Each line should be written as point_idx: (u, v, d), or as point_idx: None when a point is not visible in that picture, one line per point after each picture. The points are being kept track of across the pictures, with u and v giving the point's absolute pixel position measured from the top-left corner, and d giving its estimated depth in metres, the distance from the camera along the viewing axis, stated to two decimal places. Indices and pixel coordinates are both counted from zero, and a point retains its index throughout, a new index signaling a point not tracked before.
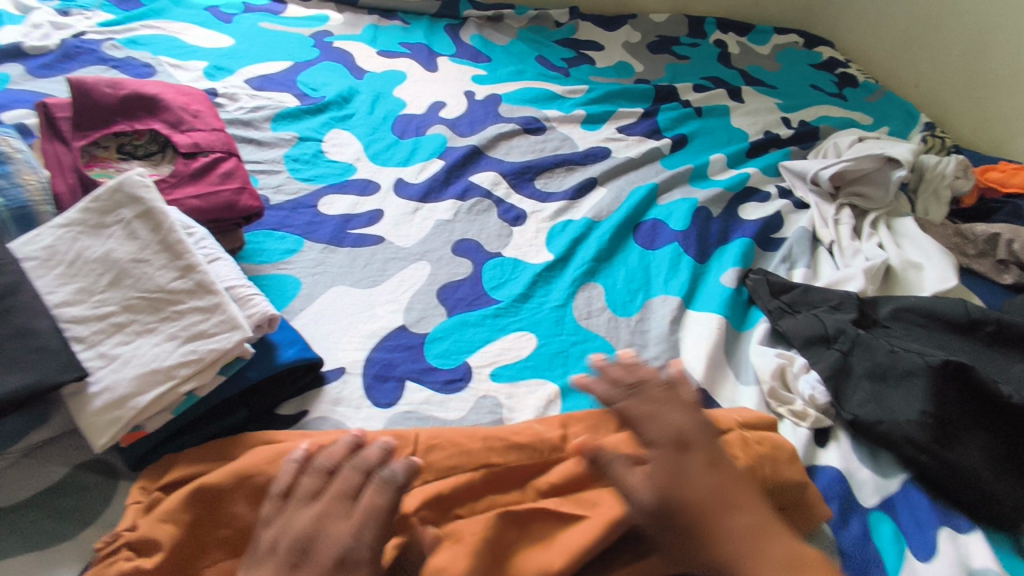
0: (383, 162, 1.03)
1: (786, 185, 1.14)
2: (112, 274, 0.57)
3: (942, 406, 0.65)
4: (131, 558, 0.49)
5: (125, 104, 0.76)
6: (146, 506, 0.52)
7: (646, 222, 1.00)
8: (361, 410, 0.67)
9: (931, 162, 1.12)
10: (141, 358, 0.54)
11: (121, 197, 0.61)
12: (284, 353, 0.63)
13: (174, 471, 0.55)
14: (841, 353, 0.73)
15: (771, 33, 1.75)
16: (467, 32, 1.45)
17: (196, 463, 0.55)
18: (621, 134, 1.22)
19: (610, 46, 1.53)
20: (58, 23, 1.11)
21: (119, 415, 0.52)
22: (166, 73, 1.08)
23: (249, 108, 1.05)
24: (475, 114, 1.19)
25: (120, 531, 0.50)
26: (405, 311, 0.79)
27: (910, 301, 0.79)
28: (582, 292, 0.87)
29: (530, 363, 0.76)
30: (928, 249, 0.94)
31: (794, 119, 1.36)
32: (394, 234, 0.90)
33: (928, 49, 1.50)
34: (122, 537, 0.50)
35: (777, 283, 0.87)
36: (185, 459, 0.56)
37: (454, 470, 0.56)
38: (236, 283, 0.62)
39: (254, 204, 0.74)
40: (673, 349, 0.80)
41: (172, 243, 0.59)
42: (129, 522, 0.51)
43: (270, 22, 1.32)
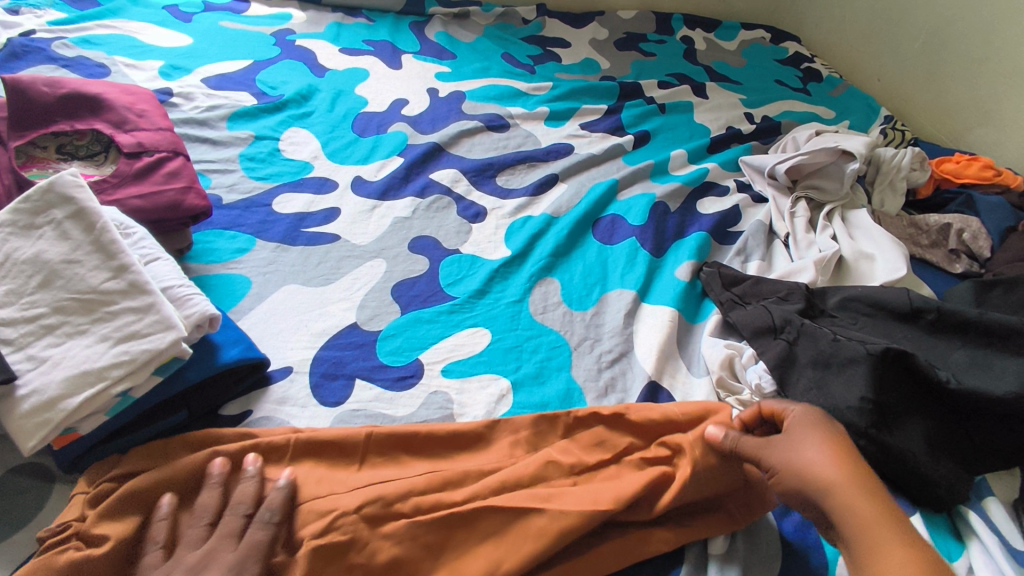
0: (341, 159, 1.03)
1: (745, 180, 1.15)
2: (42, 276, 0.57)
3: (880, 393, 0.67)
4: (82, 548, 0.49)
5: (66, 104, 0.76)
6: (92, 498, 0.52)
7: (605, 218, 1.00)
8: (307, 409, 0.66)
9: (887, 154, 1.14)
10: (72, 360, 0.53)
11: (53, 198, 0.60)
12: (226, 353, 0.62)
13: (119, 467, 0.55)
14: (787, 342, 0.75)
15: (738, 29, 1.76)
16: (433, 29, 1.45)
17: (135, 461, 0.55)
18: (584, 130, 1.22)
19: (577, 43, 1.54)
20: (7, 22, 1.10)
21: (49, 417, 0.51)
22: (120, 73, 1.07)
23: (204, 107, 1.04)
24: (438, 111, 1.19)
25: (67, 523, 0.51)
26: (358, 308, 0.79)
27: (858, 290, 0.81)
28: (539, 287, 0.87)
29: (483, 358, 0.76)
30: (881, 240, 0.96)
31: (757, 114, 1.38)
32: (350, 232, 0.90)
33: (890, 43, 1.53)
34: (71, 527, 0.50)
35: (729, 275, 0.88)
36: (130, 457, 0.56)
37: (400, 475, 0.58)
38: (174, 283, 0.62)
39: (201, 203, 0.75)
40: (627, 342, 0.81)
41: (105, 244, 0.59)
42: (79, 513, 0.51)
43: (231, 21, 1.31)
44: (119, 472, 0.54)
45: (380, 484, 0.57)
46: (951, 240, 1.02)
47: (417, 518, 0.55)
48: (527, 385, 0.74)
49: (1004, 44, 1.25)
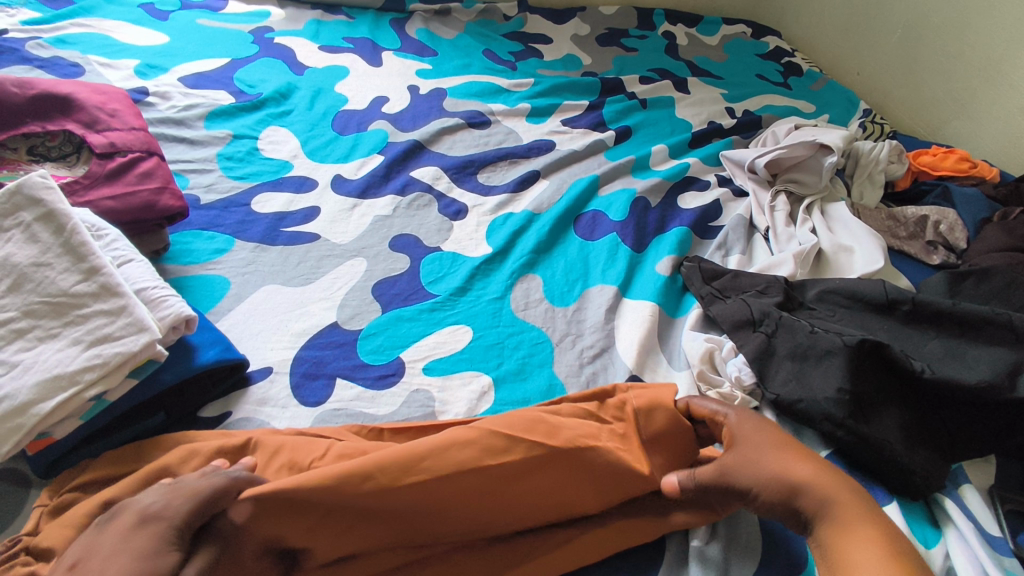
0: (321, 158, 1.02)
1: (726, 174, 1.16)
2: (11, 279, 0.56)
3: (857, 383, 0.68)
4: (30, 563, 0.47)
5: (36, 105, 0.75)
6: (52, 509, 0.52)
7: (586, 214, 1.01)
8: (287, 409, 0.66)
9: (865, 148, 1.15)
10: (43, 364, 0.53)
11: (21, 199, 0.59)
12: (203, 354, 0.62)
13: (85, 475, 0.54)
14: (766, 335, 0.76)
15: (719, 24, 1.77)
16: (413, 26, 1.44)
17: (113, 464, 0.55)
18: (566, 126, 1.22)
19: (558, 39, 1.54)
20: None
21: (20, 423, 0.50)
22: (94, 72, 1.06)
23: (181, 106, 1.03)
24: (419, 108, 1.18)
25: (20, 537, 0.49)
26: (338, 308, 0.78)
27: (836, 283, 0.82)
28: (520, 284, 0.87)
29: (465, 355, 0.76)
30: (859, 233, 0.97)
31: (738, 109, 1.38)
32: (331, 231, 0.89)
33: (868, 37, 1.54)
34: (20, 542, 0.49)
35: (709, 269, 0.89)
36: (97, 463, 0.55)
37: None
38: (148, 285, 0.61)
39: (176, 203, 0.74)
40: (608, 338, 0.81)
41: (76, 246, 0.58)
42: (33, 528, 0.50)
43: (209, 19, 1.29)
44: (84, 481, 0.54)
45: None
46: (928, 232, 1.02)
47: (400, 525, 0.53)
48: (509, 382, 0.74)
49: (977, 38, 1.26)
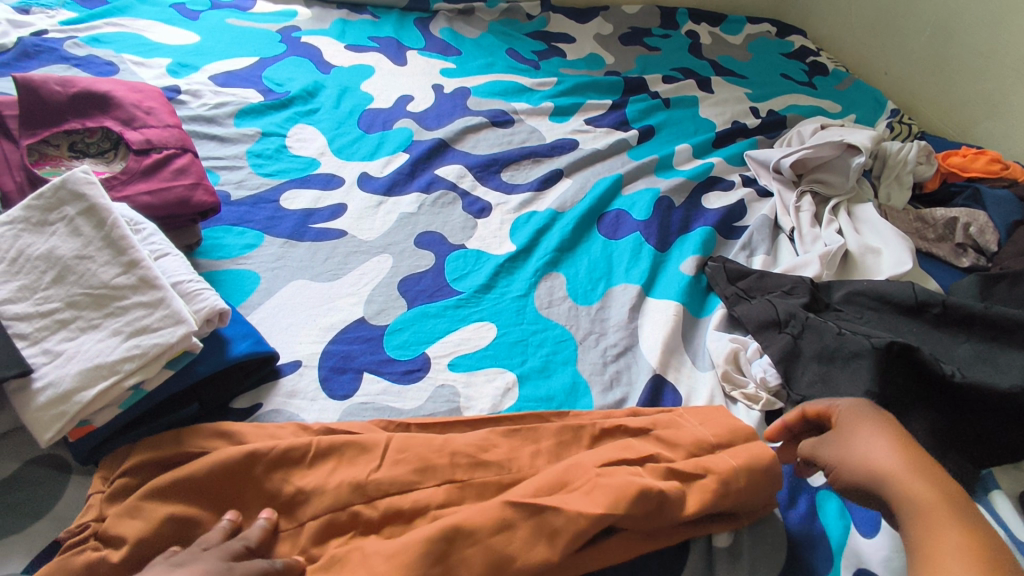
0: (347, 156, 1.03)
1: (751, 175, 1.16)
2: (55, 271, 0.58)
3: (885, 386, 0.67)
4: (100, 548, 0.50)
5: (77, 103, 0.77)
6: (109, 495, 0.53)
7: (610, 213, 1.01)
8: (315, 402, 0.67)
9: (893, 148, 1.14)
10: (85, 354, 0.54)
11: (65, 194, 0.61)
12: (236, 347, 0.63)
13: (133, 459, 0.55)
14: (792, 336, 0.76)
15: (743, 23, 1.76)
16: (437, 26, 1.45)
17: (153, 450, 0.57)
18: (589, 126, 1.22)
19: (581, 38, 1.54)
20: (18, 22, 1.11)
21: (64, 410, 0.52)
22: (128, 71, 1.08)
23: (212, 104, 1.05)
24: (443, 107, 1.19)
25: (87, 522, 0.51)
26: (365, 303, 0.79)
27: (863, 284, 0.81)
28: (544, 282, 0.87)
29: (489, 352, 0.77)
30: (886, 234, 0.96)
31: (762, 109, 1.37)
32: (357, 228, 0.90)
33: (897, 36, 1.52)
34: (90, 527, 0.51)
35: (734, 269, 0.88)
36: (143, 446, 0.56)
37: (415, 485, 0.56)
38: (184, 279, 0.62)
39: (209, 199, 0.75)
40: (632, 337, 0.81)
41: (115, 239, 0.60)
42: (98, 513, 0.52)
43: (238, 18, 1.31)
44: (133, 465, 0.54)
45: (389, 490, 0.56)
46: (958, 234, 1.01)
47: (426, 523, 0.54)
48: (533, 378, 0.75)
49: (1010, 38, 1.24)
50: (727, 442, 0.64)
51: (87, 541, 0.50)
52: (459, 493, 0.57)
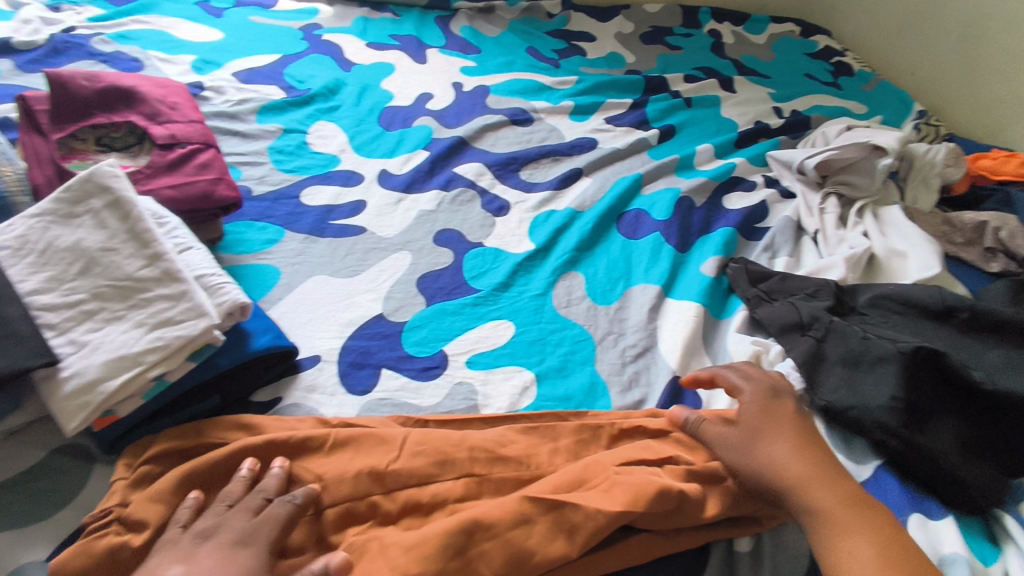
0: (367, 153, 1.04)
1: (773, 175, 1.14)
2: (81, 263, 0.59)
3: (912, 392, 0.66)
4: (122, 533, 0.50)
5: (103, 97, 0.78)
6: (133, 481, 0.54)
7: (630, 212, 1.00)
8: (334, 397, 0.67)
9: (920, 150, 1.12)
10: (110, 344, 0.55)
11: (91, 187, 0.62)
12: (257, 340, 0.63)
13: (157, 446, 0.56)
14: (815, 340, 0.74)
15: (767, 22, 1.73)
16: (457, 24, 1.46)
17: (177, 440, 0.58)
18: (609, 125, 1.21)
19: (602, 37, 1.53)
20: (48, 19, 1.13)
21: (89, 399, 0.53)
22: (153, 67, 1.10)
23: (235, 101, 1.05)
24: (463, 105, 1.19)
25: (111, 506, 0.52)
26: (384, 300, 0.80)
27: (888, 288, 0.80)
28: (562, 281, 0.87)
29: (507, 350, 0.77)
30: (913, 237, 0.94)
31: (785, 109, 1.35)
32: (377, 225, 0.91)
33: (925, 36, 1.48)
34: (114, 511, 0.52)
35: (756, 271, 0.87)
36: (166, 436, 0.57)
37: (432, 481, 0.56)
38: (207, 272, 0.63)
39: (232, 194, 0.76)
40: (651, 338, 0.80)
41: (140, 232, 0.60)
42: (121, 498, 0.53)
43: (261, 16, 1.32)
44: (157, 454, 0.56)
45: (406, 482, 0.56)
46: (987, 238, 0.99)
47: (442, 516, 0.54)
48: (551, 378, 0.74)
49: None
50: None
51: (111, 525, 0.51)
52: (477, 487, 0.57)
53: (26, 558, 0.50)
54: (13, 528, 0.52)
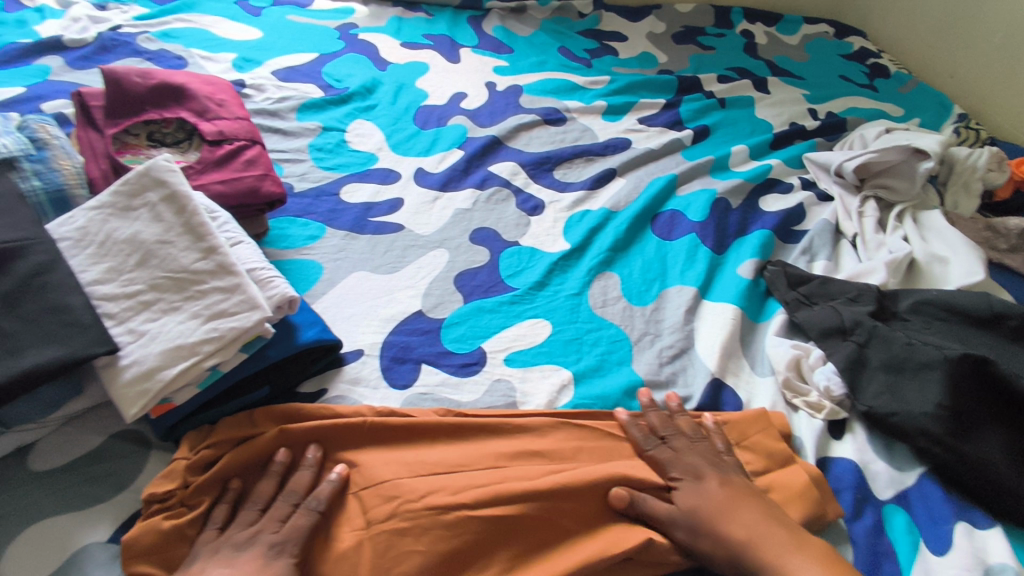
0: (404, 151, 1.05)
1: (809, 178, 1.13)
2: (139, 255, 0.60)
3: (958, 399, 0.65)
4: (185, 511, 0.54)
5: (155, 94, 0.80)
6: (192, 465, 0.56)
7: (664, 213, 0.99)
8: (377, 390, 0.68)
9: (962, 154, 1.09)
10: (167, 334, 0.56)
11: (148, 180, 0.64)
12: (304, 334, 0.65)
13: (214, 436, 0.58)
14: (857, 344, 0.73)
15: (801, 23, 1.71)
16: (490, 23, 1.46)
17: (233, 429, 0.60)
18: (642, 125, 1.21)
19: (634, 37, 1.52)
20: (96, 17, 1.16)
21: (148, 387, 0.54)
22: (196, 64, 1.12)
23: (275, 99, 1.07)
24: (497, 105, 1.20)
25: (172, 489, 0.55)
26: (423, 296, 0.81)
27: (932, 294, 0.78)
28: (598, 281, 0.87)
29: (544, 349, 0.77)
30: (954, 242, 0.92)
31: (821, 110, 1.34)
32: (414, 222, 0.92)
33: (967, 37, 1.45)
34: (175, 494, 0.55)
35: (795, 274, 0.86)
36: (225, 425, 0.60)
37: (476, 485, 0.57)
38: (258, 266, 0.65)
39: (277, 190, 0.77)
40: (688, 339, 0.80)
41: (195, 226, 0.62)
42: (182, 480, 0.56)
43: (298, 15, 1.34)
44: (217, 439, 0.58)
45: (443, 474, 0.58)
46: None
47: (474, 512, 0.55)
48: (588, 377, 0.74)
49: None
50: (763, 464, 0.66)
51: (175, 506, 0.54)
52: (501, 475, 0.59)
53: (88, 539, 0.52)
54: (76, 510, 0.54)
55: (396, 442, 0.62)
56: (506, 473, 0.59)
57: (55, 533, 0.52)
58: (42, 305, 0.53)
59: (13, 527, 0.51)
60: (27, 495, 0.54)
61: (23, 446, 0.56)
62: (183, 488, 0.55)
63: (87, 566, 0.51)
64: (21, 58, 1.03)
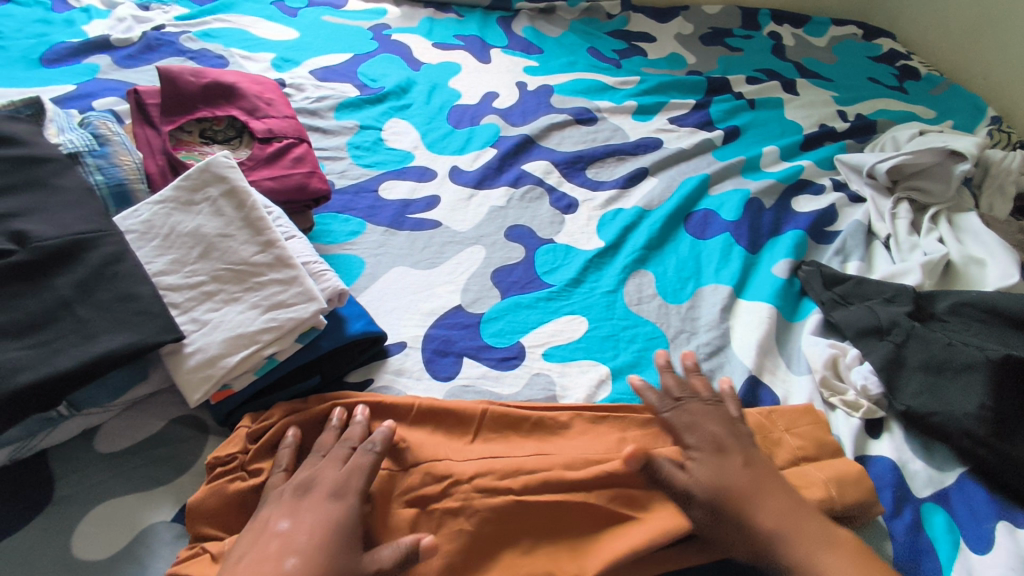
0: (439, 150, 1.07)
1: (840, 179, 1.13)
2: (201, 247, 0.62)
3: (1000, 400, 0.65)
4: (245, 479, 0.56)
5: (207, 93, 0.82)
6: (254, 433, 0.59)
7: (697, 212, 1.00)
8: (421, 381, 0.70)
9: (997, 157, 1.09)
10: (229, 323, 0.59)
11: (209, 176, 0.66)
12: (353, 325, 0.67)
13: (275, 412, 0.61)
14: (894, 344, 0.74)
15: (828, 25, 1.71)
16: (519, 24, 1.48)
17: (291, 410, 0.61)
18: (673, 125, 1.22)
19: (662, 38, 1.53)
20: (140, 18, 1.20)
21: (210, 373, 0.57)
22: (237, 64, 1.15)
23: (314, 98, 1.10)
24: (528, 104, 1.21)
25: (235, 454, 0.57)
26: (462, 291, 0.82)
27: (971, 295, 0.79)
28: (633, 279, 0.88)
29: (582, 344, 0.78)
30: (990, 245, 0.92)
31: (851, 112, 1.34)
32: (451, 219, 0.94)
33: (999, 40, 1.44)
34: (237, 458, 0.57)
35: (830, 274, 0.87)
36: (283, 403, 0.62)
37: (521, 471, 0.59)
38: (311, 260, 0.67)
39: (323, 186, 0.79)
40: (723, 337, 0.81)
41: (254, 220, 0.64)
42: (244, 446, 0.58)
43: (333, 16, 1.37)
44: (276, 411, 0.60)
45: (489, 458, 0.60)
46: None
47: (522, 498, 0.57)
48: (626, 373, 0.76)
49: None
50: (812, 453, 0.66)
51: (237, 470, 0.56)
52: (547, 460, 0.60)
53: (153, 518, 0.54)
54: (141, 490, 0.56)
55: (440, 427, 0.64)
56: (554, 460, 0.60)
57: (121, 512, 0.54)
58: (114, 293, 0.55)
59: (83, 506, 0.54)
60: (94, 475, 0.56)
61: (89, 428, 0.59)
62: (244, 453, 0.57)
63: (153, 543, 0.53)
64: (70, 57, 1.06)
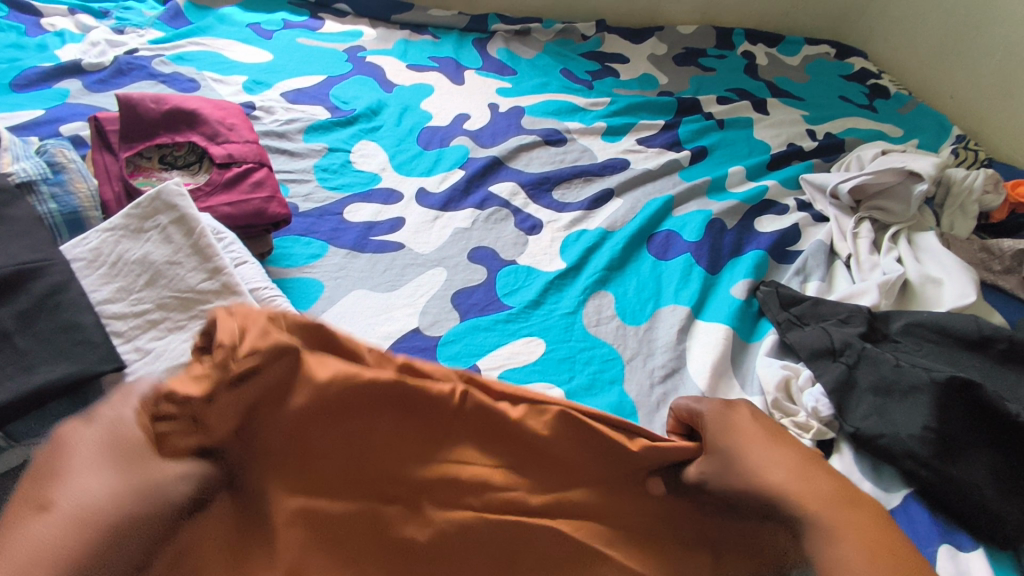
0: (407, 172, 1.08)
1: (806, 199, 1.14)
2: (148, 275, 0.63)
3: (944, 422, 0.66)
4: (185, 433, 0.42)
5: (168, 119, 0.84)
6: (229, 378, 0.43)
7: (660, 233, 1.01)
8: None
9: (958, 175, 1.11)
10: (171, 352, 0.59)
11: (159, 204, 0.66)
12: None
13: (250, 340, 0.44)
14: (846, 366, 0.75)
15: (801, 44, 1.74)
16: (494, 46, 1.50)
17: None
18: (641, 146, 1.23)
19: (635, 59, 1.55)
20: (114, 41, 1.21)
21: None
22: (208, 87, 1.16)
23: (283, 120, 1.11)
24: (498, 126, 1.22)
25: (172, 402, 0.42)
26: (419, 314, 0.83)
27: (923, 316, 0.80)
28: (593, 300, 0.89)
29: (537, 367, 0.79)
30: (949, 264, 0.93)
31: (819, 131, 1.35)
32: (414, 241, 0.94)
33: (966, 58, 1.47)
34: (190, 403, 0.42)
35: (787, 295, 0.88)
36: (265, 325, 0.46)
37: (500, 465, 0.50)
38: (261, 286, 0.68)
39: (281, 211, 0.81)
40: (679, 358, 0.81)
41: (202, 247, 0.65)
42: (204, 391, 0.42)
43: (308, 38, 1.38)
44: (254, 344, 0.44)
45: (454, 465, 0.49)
46: None
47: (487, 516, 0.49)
48: (580, 396, 0.76)
49: None
50: None
51: (181, 417, 0.42)
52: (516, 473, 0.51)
53: None
54: None
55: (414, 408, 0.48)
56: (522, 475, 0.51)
57: None
58: (55, 324, 0.56)
59: None
60: None
61: None
62: (205, 399, 0.42)
63: None
64: (41, 82, 1.07)
